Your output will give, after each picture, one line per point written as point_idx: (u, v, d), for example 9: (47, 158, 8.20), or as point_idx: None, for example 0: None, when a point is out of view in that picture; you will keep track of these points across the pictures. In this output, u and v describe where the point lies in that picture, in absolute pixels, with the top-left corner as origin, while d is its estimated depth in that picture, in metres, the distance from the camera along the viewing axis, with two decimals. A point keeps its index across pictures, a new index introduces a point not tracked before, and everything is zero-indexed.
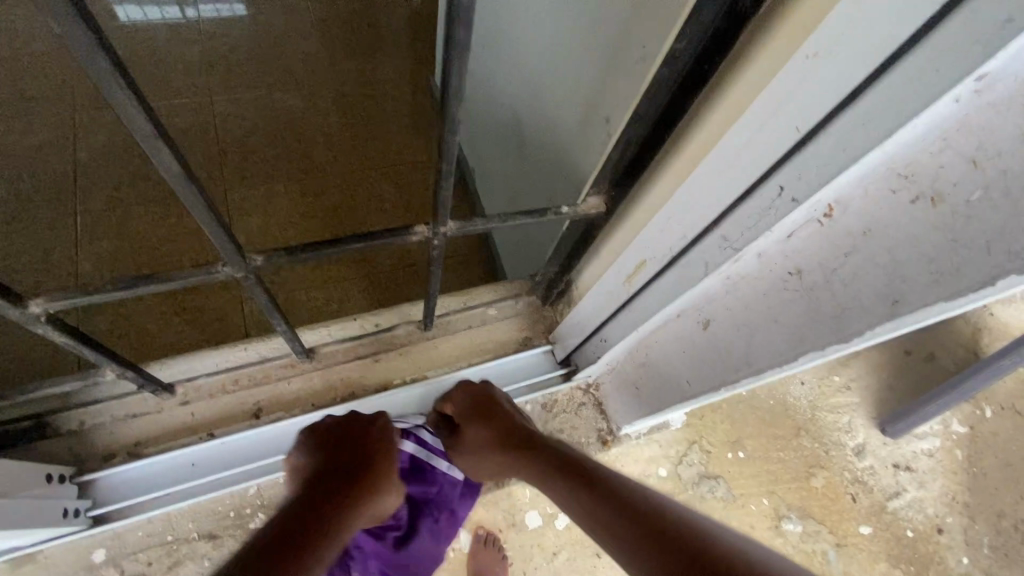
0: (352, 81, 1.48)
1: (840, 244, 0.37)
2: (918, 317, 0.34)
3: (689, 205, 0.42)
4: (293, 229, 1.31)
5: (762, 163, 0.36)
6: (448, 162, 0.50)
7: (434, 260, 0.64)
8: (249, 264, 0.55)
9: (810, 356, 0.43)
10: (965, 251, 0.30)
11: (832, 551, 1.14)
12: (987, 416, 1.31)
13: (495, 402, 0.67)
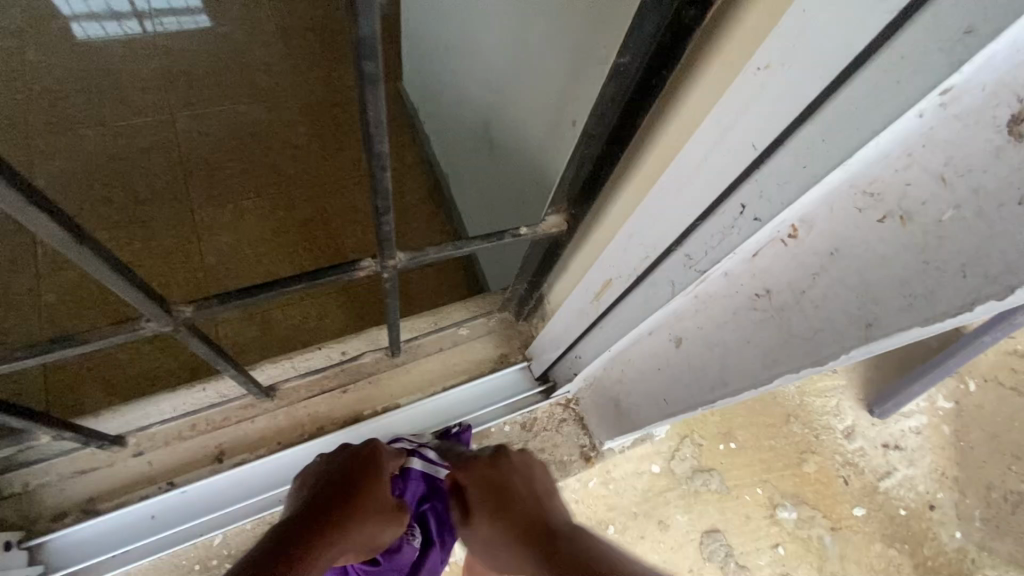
0: (316, 92, 1.44)
1: (808, 265, 0.35)
2: (896, 339, 0.32)
3: (651, 224, 0.41)
4: (263, 248, 1.27)
5: (722, 181, 0.34)
6: (382, 197, 0.48)
7: (389, 292, 0.61)
8: (179, 317, 0.53)
9: (787, 377, 0.41)
10: (938, 272, 0.28)
11: (827, 536, 1.14)
12: (971, 390, 1.32)
13: (520, 480, 0.59)
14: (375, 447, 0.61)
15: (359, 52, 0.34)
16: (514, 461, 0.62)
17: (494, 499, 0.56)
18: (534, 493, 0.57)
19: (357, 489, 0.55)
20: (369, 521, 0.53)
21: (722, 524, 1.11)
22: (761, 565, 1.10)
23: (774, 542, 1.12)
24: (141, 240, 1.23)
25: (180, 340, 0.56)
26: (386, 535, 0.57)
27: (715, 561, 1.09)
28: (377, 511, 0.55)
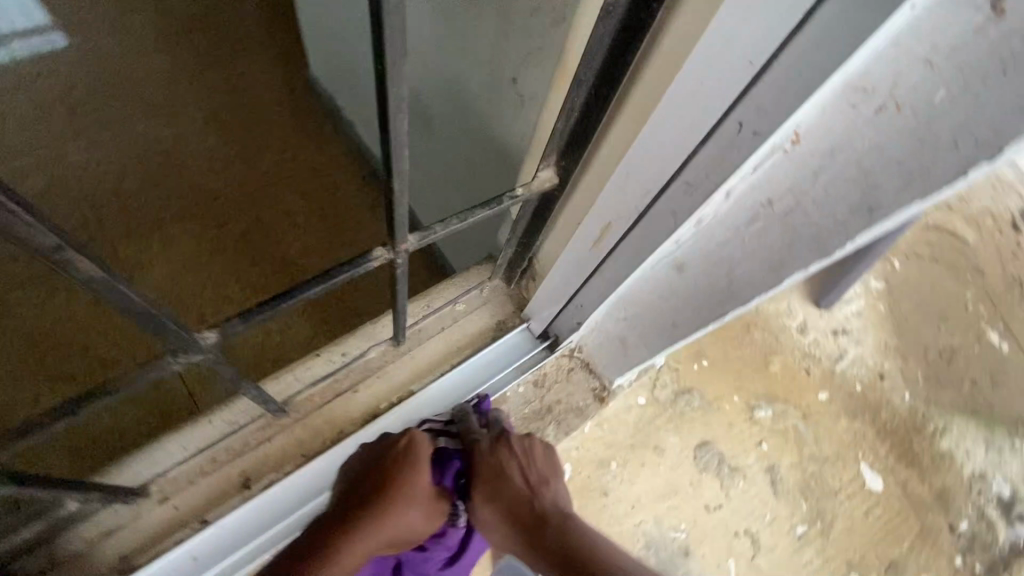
0: (216, 95, 1.35)
1: (806, 169, 0.36)
2: (898, 215, 0.34)
3: (653, 156, 0.42)
4: (204, 272, 1.21)
5: (718, 103, 0.35)
6: (398, 175, 0.48)
7: (400, 279, 0.61)
8: (205, 343, 0.53)
9: (795, 272, 0.43)
10: (933, 149, 0.29)
11: (801, 423, 1.25)
12: (897, 267, 1.46)
13: (515, 466, 0.66)
14: (412, 438, 0.64)
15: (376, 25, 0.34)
16: (515, 450, 0.67)
17: (492, 489, 0.64)
18: (529, 479, 0.66)
19: (397, 489, 0.62)
20: (409, 516, 0.63)
21: (710, 435, 1.20)
22: (750, 463, 1.20)
23: (758, 440, 1.22)
24: (63, 292, 1.09)
25: (209, 366, 0.57)
26: (422, 527, 0.67)
27: (710, 470, 1.18)
28: (411, 503, 0.63)
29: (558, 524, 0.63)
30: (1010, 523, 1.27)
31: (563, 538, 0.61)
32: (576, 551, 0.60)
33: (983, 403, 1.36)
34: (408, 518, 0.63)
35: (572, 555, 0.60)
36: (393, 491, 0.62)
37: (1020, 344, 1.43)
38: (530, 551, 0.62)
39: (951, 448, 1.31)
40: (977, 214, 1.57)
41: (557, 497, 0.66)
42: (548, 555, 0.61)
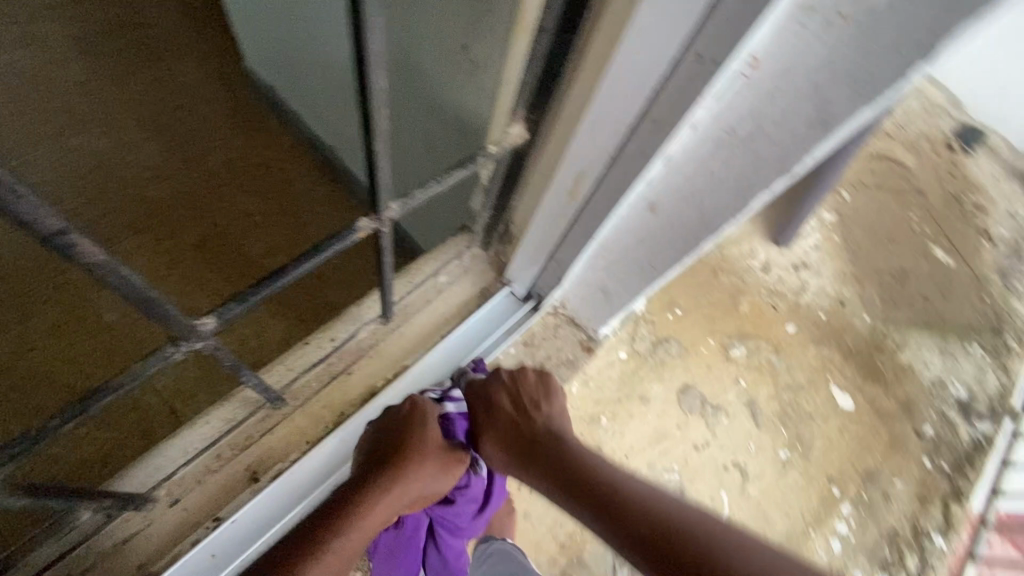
0: (151, 103, 1.31)
1: (763, 95, 0.37)
2: (849, 124, 0.36)
3: (620, 94, 0.42)
4: (166, 283, 1.18)
5: (679, 34, 0.36)
6: (379, 135, 0.49)
7: (384, 250, 0.61)
8: (205, 329, 0.52)
9: (759, 197, 0.44)
10: (881, 54, 0.31)
11: (774, 356, 1.32)
12: (846, 198, 1.53)
13: (504, 396, 0.69)
14: (414, 401, 0.68)
15: None
16: (505, 382, 0.70)
17: (486, 419, 0.68)
18: (520, 407, 0.69)
19: (409, 449, 0.64)
20: (425, 474, 0.64)
21: (691, 378, 1.25)
22: (731, 399, 1.26)
23: (735, 377, 1.28)
24: (18, 321, 1.04)
25: (209, 356, 0.55)
26: (441, 485, 0.68)
27: (694, 412, 1.23)
28: (427, 460, 0.64)
29: (552, 445, 0.65)
30: (968, 420, 1.38)
31: (558, 458, 0.64)
32: (571, 468, 0.62)
33: (936, 316, 1.46)
34: (426, 478, 0.64)
35: (569, 472, 0.62)
36: (407, 450, 0.64)
37: (963, 257, 1.54)
38: (528, 472, 0.65)
39: (911, 361, 1.40)
40: (914, 139, 1.65)
41: (552, 421, 0.67)
42: (544, 473, 0.63)
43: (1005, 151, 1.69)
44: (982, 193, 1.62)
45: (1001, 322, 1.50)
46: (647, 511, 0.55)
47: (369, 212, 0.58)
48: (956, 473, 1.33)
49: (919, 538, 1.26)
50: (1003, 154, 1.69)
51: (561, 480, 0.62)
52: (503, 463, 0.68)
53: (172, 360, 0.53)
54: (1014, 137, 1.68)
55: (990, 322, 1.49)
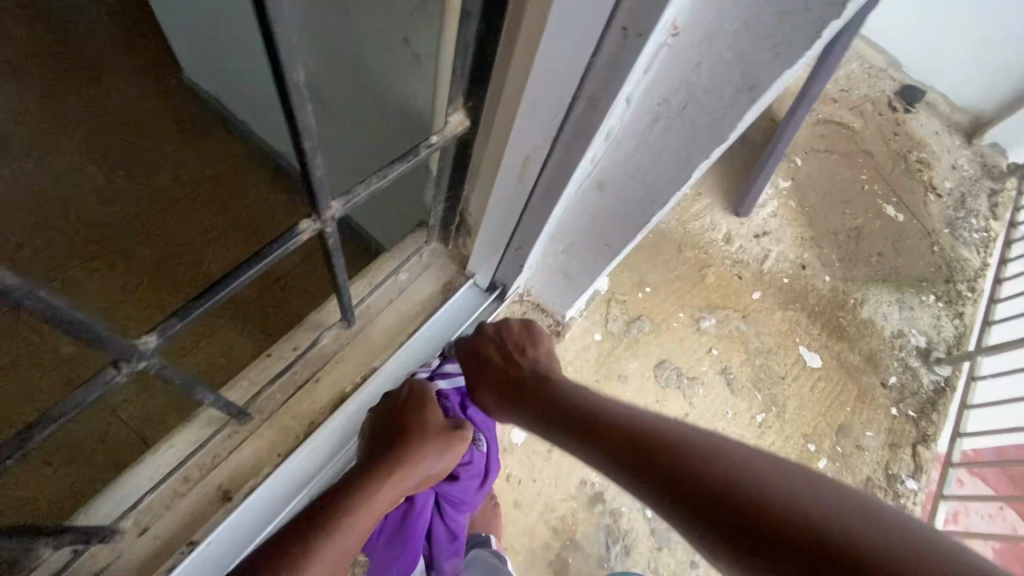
0: (88, 124, 1.26)
1: (689, 63, 0.38)
2: (773, 87, 0.37)
3: (552, 72, 0.41)
4: (122, 307, 1.14)
5: (601, 8, 0.35)
6: (307, 136, 0.48)
7: (333, 252, 0.61)
8: (147, 349, 0.50)
9: (700, 165, 0.45)
10: (792, 16, 0.32)
11: (743, 323, 1.35)
12: (799, 164, 1.58)
13: (490, 347, 0.72)
14: (412, 384, 0.70)
15: None
16: (490, 333, 0.73)
17: (475, 368, 0.71)
18: (507, 355, 0.70)
19: (411, 430, 0.65)
20: (430, 453, 0.64)
21: (665, 353, 1.28)
22: (706, 369, 1.29)
23: (708, 347, 1.31)
24: None
25: (157, 377, 0.54)
26: (447, 465, 0.67)
27: (671, 385, 1.26)
28: (428, 436, 0.65)
29: (539, 382, 0.66)
30: (929, 367, 1.45)
31: (542, 392, 0.65)
32: (554, 398, 0.63)
33: (891, 270, 1.52)
34: (429, 454, 0.64)
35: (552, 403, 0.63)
36: (409, 428, 0.65)
37: (912, 212, 1.60)
38: (516, 412, 0.66)
39: (872, 316, 1.46)
40: (858, 103, 1.70)
41: (537, 363, 0.69)
42: (529, 409, 0.64)
43: (944, 108, 1.76)
44: (925, 149, 1.69)
45: (952, 270, 1.57)
46: (637, 428, 0.54)
47: (310, 214, 0.57)
48: (921, 419, 1.39)
49: (892, 483, 1.32)
50: (942, 111, 1.76)
51: (545, 410, 0.62)
52: (495, 410, 0.69)
53: (115, 383, 0.52)
54: (953, 96, 1.76)
55: (942, 272, 1.56)
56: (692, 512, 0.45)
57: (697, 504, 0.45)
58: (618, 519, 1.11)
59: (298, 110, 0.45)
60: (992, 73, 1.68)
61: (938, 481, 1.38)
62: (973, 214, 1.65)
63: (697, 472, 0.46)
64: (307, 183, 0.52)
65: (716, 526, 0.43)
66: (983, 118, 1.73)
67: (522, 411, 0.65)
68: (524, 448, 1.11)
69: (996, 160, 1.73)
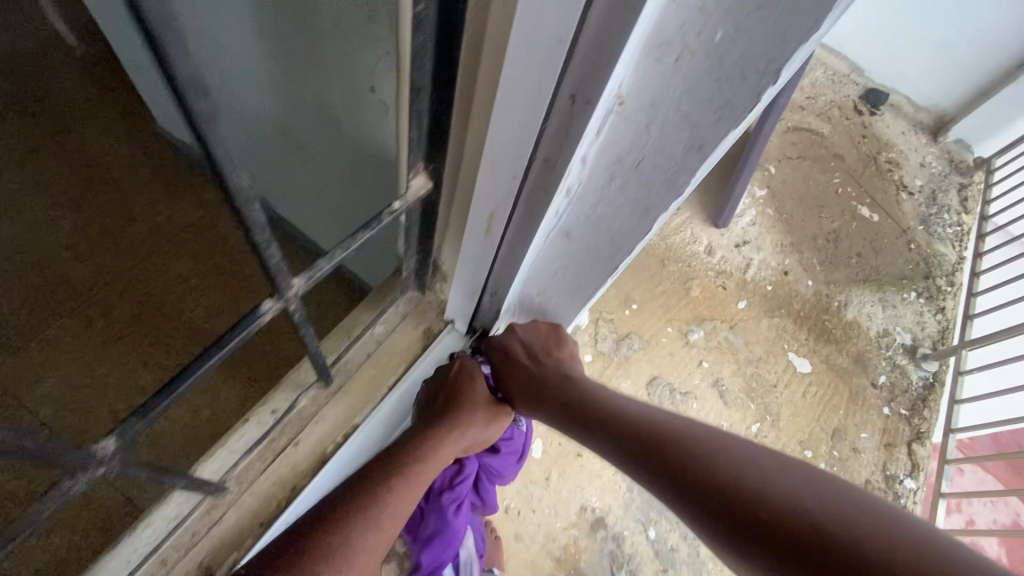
0: (56, 185, 1.25)
1: (638, 127, 0.38)
2: (722, 145, 0.37)
3: (508, 138, 0.42)
4: (103, 365, 1.12)
5: (547, 82, 0.36)
6: (257, 232, 0.50)
7: (301, 323, 0.63)
8: (105, 453, 0.52)
9: (661, 216, 0.45)
10: (732, 82, 0.32)
11: (730, 333, 1.36)
12: (773, 172, 1.61)
13: (518, 345, 0.71)
14: (463, 359, 0.74)
15: (184, 93, 0.35)
16: (518, 332, 0.72)
17: (503, 365, 0.71)
18: (533, 354, 0.70)
19: (464, 400, 0.71)
20: (478, 423, 0.71)
21: (656, 369, 1.28)
22: (698, 383, 1.29)
23: (698, 360, 1.31)
24: None
25: (123, 474, 0.56)
26: (489, 435, 0.74)
27: (665, 401, 1.25)
28: (477, 409, 0.71)
29: (563, 386, 0.66)
30: (916, 364, 1.47)
31: (565, 394, 0.66)
32: (578, 401, 0.64)
33: (872, 270, 1.54)
34: (477, 426, 0.71)
35: (575, 404, 0.64)
36: (459, 402, 0.71)
37: (887, 212, 1.63)
38: (539, 411, 0.68)
39: (857, 317, 1.47)
40: (825, 109, 1.74)
41: (562, 365, 0.69)
42: (552, 410, 0.66)
43: (907, 109, 1.81)
44: (893, 149, 1.73)
45: (930, 266, 1.60)
46: (656, 429, 0.56)
47: (272, 293, 0.59)
48: (913, 416, 1.40)
49: (891, 484, 1.32)
50: (906, 111, 1.81)
51: (566, 414, 0.64)
52: (522, 405, 0.71)
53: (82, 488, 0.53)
54: (913, 95, 1.80)
55: (920, 268, 1.59)
56: (690, 501, 0.49)
57: (701, 504, 0.48)
58: (621, 544, 1.10)
59: (245, 207, 0.46)
60: (946, 74, 1.72)
61: (935, 473, 1.39)
62: (945, 210, 1.69)
63: (706, 475, 0.49)
64: (264, 268, 0.55)
65: (707, 518, 0.48)
66: (946, 116, 1.78)
67: (544, 410, 0.67)
68: (521, 479, 1.10)
69: (962, 155, 1.78)
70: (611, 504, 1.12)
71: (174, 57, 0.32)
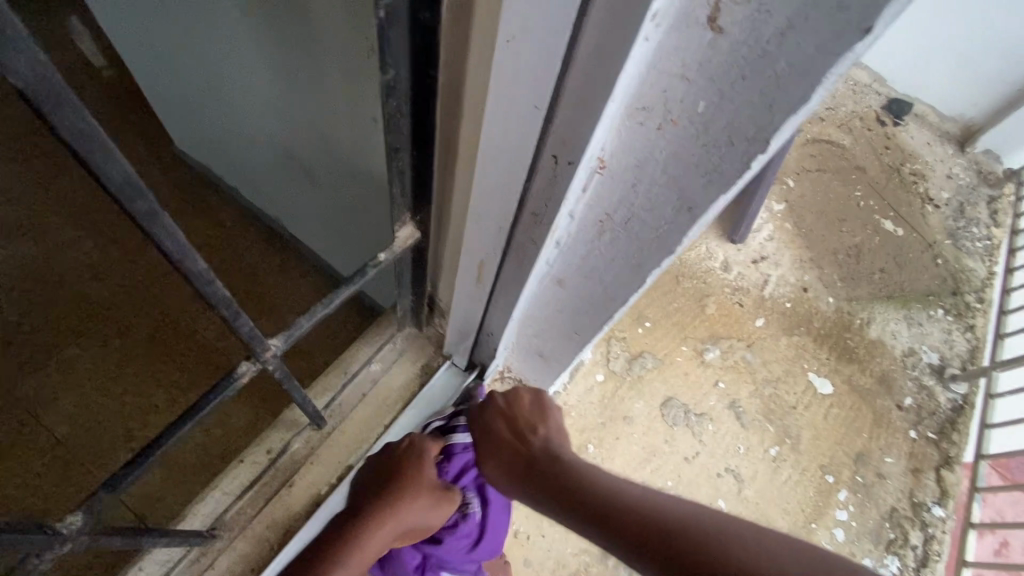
0: (78, 200, 1.28)
1: (625, 184, 0.37)
2: (713, 209, 0.36)
3: (492, 195, 0.42)
4: (117, 384, 1.13)
5: (526, 143, 0.36)
6: (228, 305, 0.50)
7: (285, 378, 0.63)
8: (73, 528, 0.49)
9: (655, 272, 0.43)
10: (717, 148, 0.31)
11: (748, 352, 1.32)
12: (791, 185, 1.56)
13: (502, 422, 0.66)
14: (412, 439, 0.69)
15: (138, 191, 0.35)
16: (498, 405, 0.68)
17: (485, 442, 0.66)
18: (518, 432, 0.64)
19: (405, 480, 0.64)
20: (418, 507, 0.63)
21: (670, 391, 1.23)
22: (714, 405, 1.24)
23: (714, 381, 1.26)
24: None
25: (98, 546, 0.53)
26: (435, 520, 0.66)
27: (680, 423, 1.20)
28: (415, 490, 0.64)
29: (546, 463, 0.59)
30: (945, 385, 1.41)
31: (549, 471, 0.58)
32: (563, 482, 0.55)
33: (895, 287, 1.49)
34: (414, 510, 0.63)
35: (564, 487, 0.55)
36: (395, 483, 0.64)
37: (911, 226, 1.57)
38: (528, 495, 0.59)
39: (881, 335, 1.42)
40: (846, 119, 1.70)
41: (549, 441, 0.62)
42: (537, 495, 0.57)
43: (932, 118, 1.76)
44: (918, 159, 1.68)
45: (957, 282, 1.54)
46: (655, 516, 0.46)
47: (250, 354, 0.60)
48: (942, 440, 1.34)
49: (919, 512, 1.26)
50: (931, 121, 1.75)
51: (560, 502, 0.54)
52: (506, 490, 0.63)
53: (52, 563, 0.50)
54: (939, 106, 1.75)
55: (947, 284, 1.53)
56: None
57: None
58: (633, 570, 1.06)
59: (206, 287, 0.47)
60: (973, 85, 1.67)
61: (966, 494, 1.31)
62: (974, 223, 1.62)
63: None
64: (239, 336, 0.55)
65: None
66: (974, 125, 1.72)
67: (535, 498, 0.58)
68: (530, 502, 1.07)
69: (991, 166, 1.71)
70: None
71: (102, 166, 0.32)
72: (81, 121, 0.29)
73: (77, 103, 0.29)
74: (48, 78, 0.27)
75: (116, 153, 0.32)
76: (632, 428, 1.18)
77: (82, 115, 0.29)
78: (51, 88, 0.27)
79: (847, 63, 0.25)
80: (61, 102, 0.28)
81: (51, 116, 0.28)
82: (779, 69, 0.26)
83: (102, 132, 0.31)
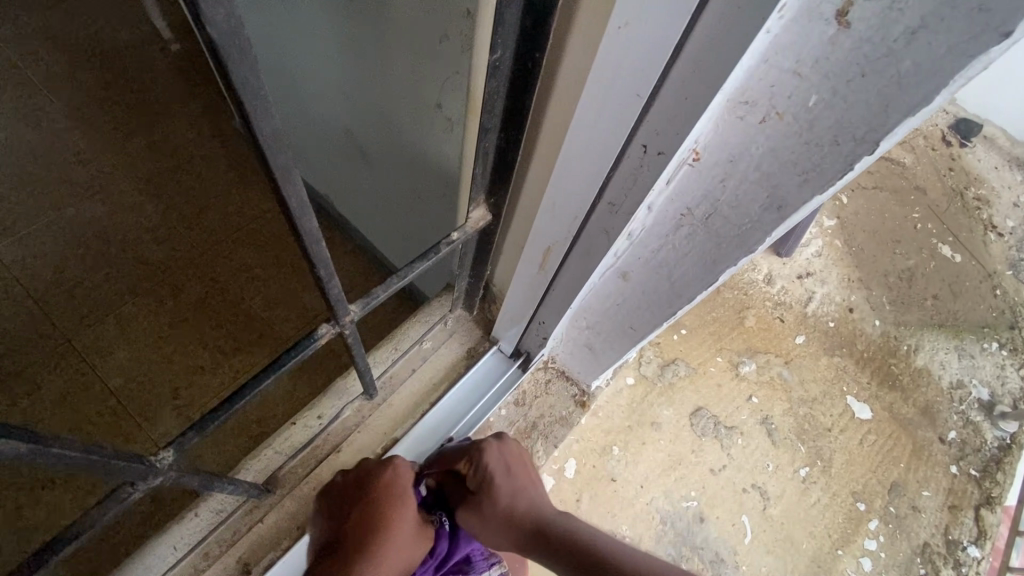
0: (146, 164, 1.34)
1: (713, 179, 0.37)
2: (802, 211, 0.35)
3: (573, 182, 0.42)
4: (167, 344, 1.19)
5: (618, 130, 0.36)
6: (322, 267, 0.52)
7: (353, 346, 0.65)
8: (163, 463, 0.52)
9: (729, 270, 0.43)
10: (819, 148, 0.31)
11: (785, 369, 1.28)
12: (844, 203, 1.51)
13: (519, 467, 0.71)
14: (395, 468, 0.68)
15: (268, 149, 0.37)
16: (518, 452, 0.73)
17: (506, 479, 0.69)
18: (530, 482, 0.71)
19: (385, 517, 0.64)
20: (403, 545, 0.64)
21: (702, 401, 1.21)
22: (745, 419, 1.21)
23: (747, 395, 1.24)
24: (28, 397, 1.10)
25: (173, 484, 0.56)
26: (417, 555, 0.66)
27: (709, 434, 1.18)
28: (400, 526, 0.65)
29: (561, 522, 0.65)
30: (993, 422, 1.34)
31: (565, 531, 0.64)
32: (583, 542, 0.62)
33: (948, 315, 1.42)
34: (399, 547, 0.63)
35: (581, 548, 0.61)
36: (375, 522, 0.64)
37: (971, 252, 1.50)
38: (541, 544, 0.64)
39: (927, 364, 1.36)
40: (909, 137, 1.63)
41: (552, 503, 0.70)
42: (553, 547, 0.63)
43: (1003, 142, 1.67)
44: (984, 185, 1.60)
45: (1016, 314, 1.46)
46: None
47: (329, 317, 0.62)
48: (984, 479, 1.28)
49: (952, 550, 1.20)
50: (1001, 145, 1.67)
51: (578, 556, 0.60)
52: (509, 532, 0.67)
53: (133, 499, 0.53)
54: (1012, 129, 1.66)
55: (1004, 316, 1.46)
56: None
57: None
58: None
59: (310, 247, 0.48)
60: None
61: (1004, 539, 1.23)
62: None
63: None
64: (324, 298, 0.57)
65: None
66: None
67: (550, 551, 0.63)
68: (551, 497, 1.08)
69: None
70: (643, 533, 1.08)
71: (258, 118, 0.34)
72: (250, 76, 0.31)
73: (253, 57, 0.30)
74: (234, 29, 0.28)
75: (270, 106, 0.33)
76: (660, 436, 1.16)
77: (253, 68, 0.31)
78: (233, 38, 0.28)
79: (979, 67, 0.24)
80: (240, 54, 0.29)
81: (230, 68, 0.30)
82: (903, 68, 0.26)
83: (262, 86, 0.32)
